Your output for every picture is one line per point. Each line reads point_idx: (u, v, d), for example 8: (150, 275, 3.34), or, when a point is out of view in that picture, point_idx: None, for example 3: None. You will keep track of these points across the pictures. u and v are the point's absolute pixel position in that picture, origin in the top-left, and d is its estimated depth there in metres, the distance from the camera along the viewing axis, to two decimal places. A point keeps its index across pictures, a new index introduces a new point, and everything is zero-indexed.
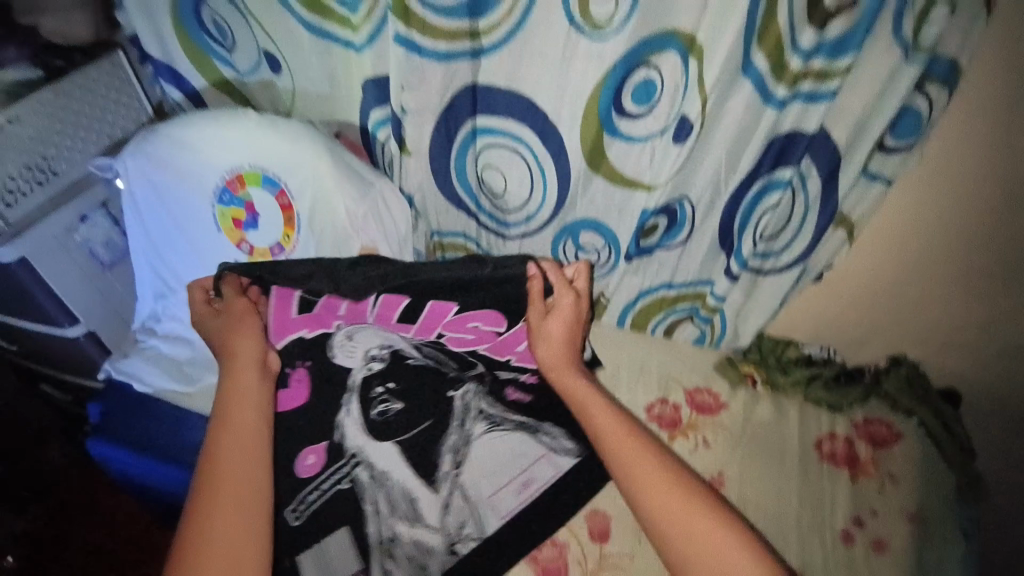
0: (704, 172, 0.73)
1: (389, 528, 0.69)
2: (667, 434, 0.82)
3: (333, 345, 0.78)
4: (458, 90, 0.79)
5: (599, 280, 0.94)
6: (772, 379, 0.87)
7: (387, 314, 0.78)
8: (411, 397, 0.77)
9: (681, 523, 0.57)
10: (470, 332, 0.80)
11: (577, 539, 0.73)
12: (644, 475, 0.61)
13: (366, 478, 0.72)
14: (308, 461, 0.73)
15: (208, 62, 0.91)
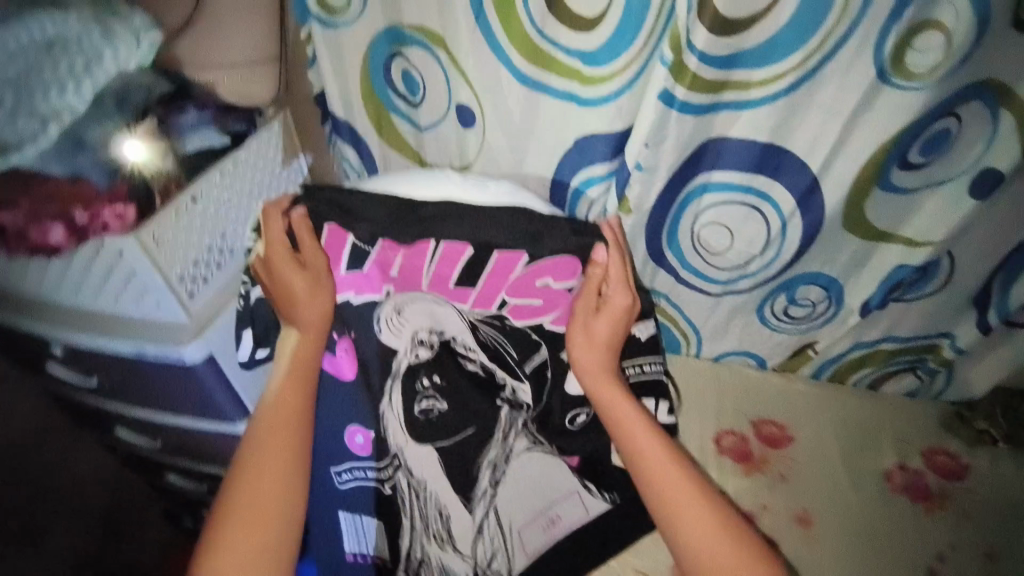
0: (988, 225, 0.68)
1: (420, 548, 0.73)
2: (922, 506, 0.78)
3: (378, 318, 0.75)
4: (702, 143, 0.67)
5: (811, 333, 0.86)
6: (1009, 434, 0.82)
7: (444, 274, 0.74)
8: (462, 393, 0.75)
9: (703, 540, 0.60)
10: (536, 297, 0.75)
11: None
12: (661, 489, 0.64)
13: (404, 485, 0.74)
14: (358, 440, 0.77)
15: (388, 117, 0.81)
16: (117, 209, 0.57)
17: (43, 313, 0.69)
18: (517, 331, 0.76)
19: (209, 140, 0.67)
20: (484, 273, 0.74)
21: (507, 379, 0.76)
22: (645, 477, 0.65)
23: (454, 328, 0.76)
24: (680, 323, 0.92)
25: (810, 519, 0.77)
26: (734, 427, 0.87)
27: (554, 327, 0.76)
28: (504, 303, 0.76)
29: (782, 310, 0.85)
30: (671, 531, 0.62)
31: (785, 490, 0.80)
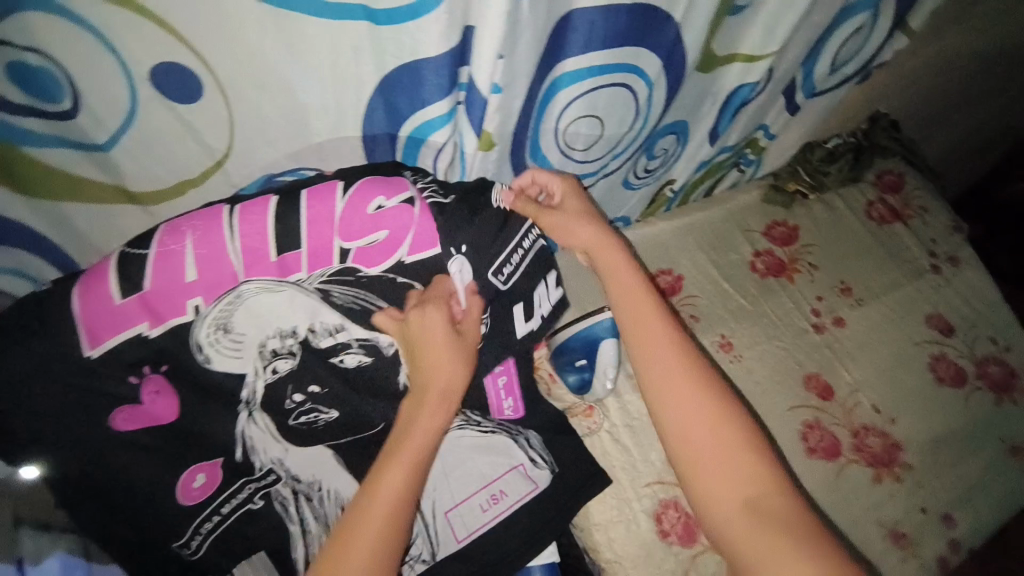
0: (808, 18, 0.66)
1: (321, 549, 0.58)
2: (786, 278, 0.92)
3: (199, 342, 0.49)
4: (554, 27, 0.48)
5: (668, 174, 0.84)
6: (817, 184, 0.97)
7: (257, 249, 0.48)
8: (353, 390, 0.58)
9: (724, 458, 0.50)
10: (378, 229, 0.52)
11: (822, 409, 0.81)
12: (678, 406, 0.52)
13: (289, 493, 0.57)
14: (197, 483, 0.52)
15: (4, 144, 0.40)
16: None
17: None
18: (380, 280, 0.55)
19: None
20: (301, 224, 0.49)
21: (397, 342, 0.58)
22: (661, 399, 0.52)
23: (305, 314, 0.53)
24: None
25: (730, 342, 0.84)
26: None
27: (415, 257, 0.55)
28: (347, 252, 0.52)
29: (642, 170, 0.79)
30: (686, 457, 0.51)
31: (704, 329, 0.85)
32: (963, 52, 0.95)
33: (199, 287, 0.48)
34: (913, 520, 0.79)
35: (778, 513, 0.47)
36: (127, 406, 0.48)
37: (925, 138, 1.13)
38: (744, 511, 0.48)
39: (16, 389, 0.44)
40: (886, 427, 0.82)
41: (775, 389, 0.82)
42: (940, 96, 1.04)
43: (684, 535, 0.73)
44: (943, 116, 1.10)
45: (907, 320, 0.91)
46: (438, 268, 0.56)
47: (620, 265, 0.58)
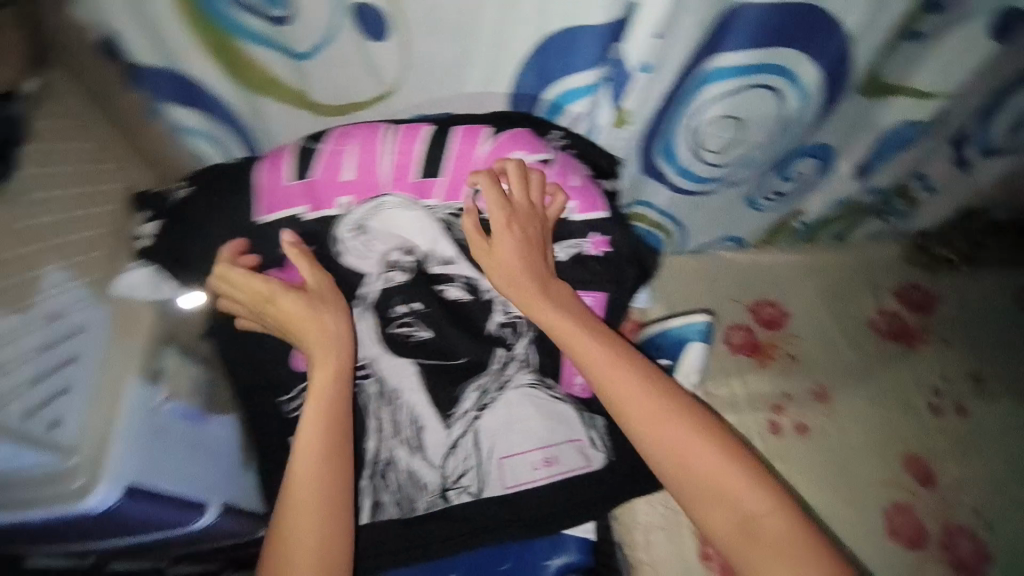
0: (995, 62, 0.63)
1: (388, 450, 0.64)
2: (907, 344, 0.84)
3: (339, 236, 0.58)
4: (718, 20, 0.50)
5: (800, 203, 0.81)
6: (969, 255, 0.88)
7: (405, 168, 0.56)
8: (451, 317, 0.63)
9: (729, 478, 0.48)
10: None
11: (915, 493, 0.74)
12: (671, 439, 0.49)
13: (374, 392, 0.64)
14: (306, 354, 0.59)
15: (235, 40, 0.49)
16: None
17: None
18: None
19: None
20: (447, 155, 0.55)
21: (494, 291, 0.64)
22: (646, 434, 0.49)
23: (428, 238, 0.59)
24: (667, 226, 0.81)
25: (826, 391, 0.79)
26: (737, 320, 0.84)
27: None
28: (479, 191, 0.57)
29: (773, 192, 0.77)
30: (684, 488, 0.48)
31: (800, 370, 0.80)
32: None
33: (351, 188, 0.56)
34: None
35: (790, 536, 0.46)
36: (275, 268, 0.56)
37: None
38: (739, 532, 0.47)
39: (194, 234, 0.54)
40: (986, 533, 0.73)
41: (864, 452, 0.76)
42: None
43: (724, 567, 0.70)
44: None
45: None
46: (560, 233, 0.58)
47: (584, 335, 0.53)
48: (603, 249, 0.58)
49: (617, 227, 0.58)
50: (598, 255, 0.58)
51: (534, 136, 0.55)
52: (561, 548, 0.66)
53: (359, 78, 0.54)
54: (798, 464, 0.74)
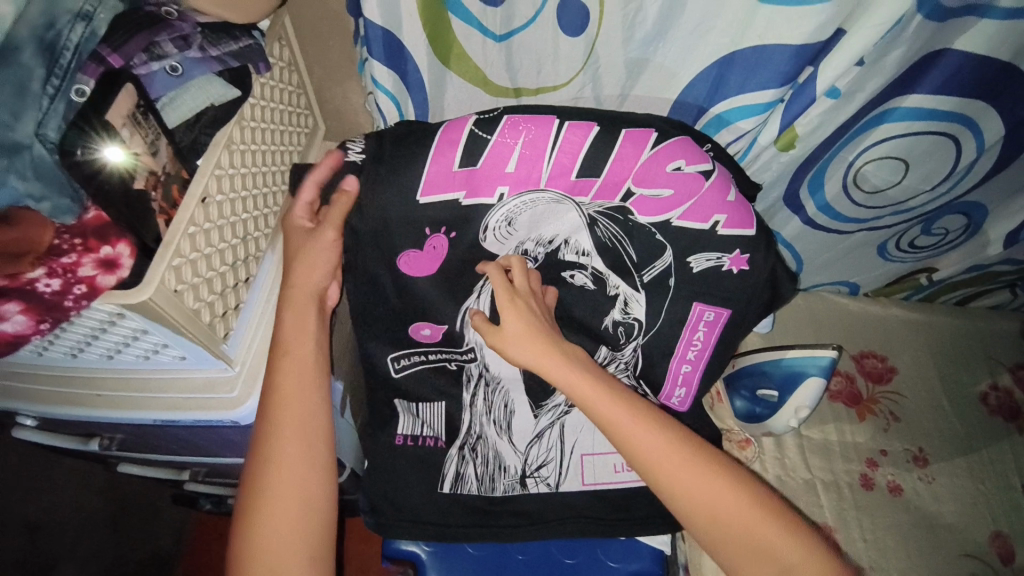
0: None
1: (479, 426, 0.65)
2: (1016, 426, 0.79)
3: (487, 225, 0.57)
4: (921, 57, 0.50)
5: (930, 259, 0.79)
6: None
7: (565, 165, 0.54)
8: (564, 307, 0.64)
9: (752, 533, 0.50)
10: (667, 186, 0.54)
11: (994, 568, 0.70)
12: (697, 497, 0.51)
13: (478, 373, 0.65)
14: (424, 332, 0.64)
15: (443, 10, 0.52)
16: (98, 255, 0.38)
17: (12, 376, 0.50)
18: (641, 230, 0.58)
19: (214, 93, 0.43)
20: (609, 157, 0.53)
21: (621, 288, 0.62)
22: (679, 496, 0.51)
23: (566, 228, 0.59)
24: (787, 257, 0.79)
25: (926, 457, 0.75)
26: (841, 367, 0.81)
27: (682, 223, 0.56)
28: (631, 195, 0.55)
29: (907, 242, 0.75)
30: (710, 539, 0.51)
31: (899, 430, 0.77)
32: None
33: (510, 180, 0.55)
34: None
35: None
36: (415, 249, 0.58)
37: None
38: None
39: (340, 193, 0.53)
40: None
41: (956, 526, 0.71)
42: None
43: None
44: None
45: None
46: (700, 246, 0.57)
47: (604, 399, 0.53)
48: (741, 268, 0.57)
49: (761, 248, 0.57)
50: (736, 273, 0.58)
51: (700, 150, 0.53)
52: (633, 549, 0.66)
53: (546, 66, 0.55)
54: (883, 522, 0.71)
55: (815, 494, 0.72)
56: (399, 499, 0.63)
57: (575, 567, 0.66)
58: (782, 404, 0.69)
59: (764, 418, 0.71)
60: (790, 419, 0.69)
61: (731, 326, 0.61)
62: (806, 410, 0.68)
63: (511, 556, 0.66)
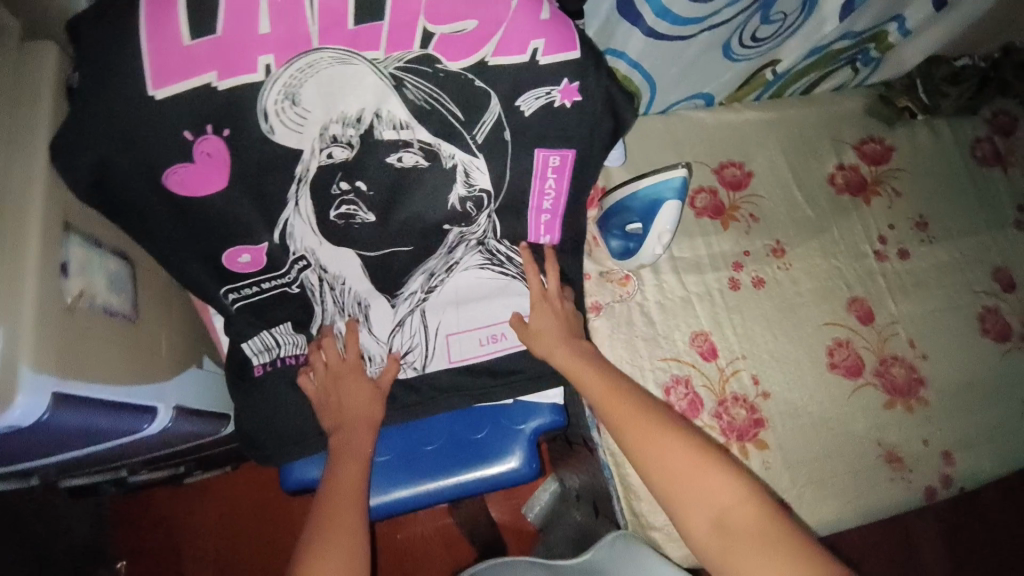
0: None
1: (332, 323, 0.62)
2: (862, 198, 0.84)
3: (265, 109, 0.45)
4: None
5: (775, 51, 0.77)
6: (931, 106, 0.86)
7: (334, 10, 0.42)
8: (400, 193, 0.55)
9: (709, 489, 0.51)
10: (469, 15, 0.44)
11: (854, 330, 0.76)
12: (663, 463, 0.53)
13: (316, 281, 0.59)
14: (242, 259, 0.55)
15: None
16: None
17: None
18: (456, 79, 0.48)
19: None
20: None
21: (456, 155, 0.53)
22: (643, 457, 0.54)
23: (371, 99, 0.48)
24: (636, 82, 0.74)
25: (783, 247, 0.80)
26: (704, 182, 0.82)
27: (501, 61, 0.47)
28: (431, 36, 0.45)
29: (750, 36, 0.72)
30: (669, 498, 0.53)
31: (758, 230, 0.80)
32: None
33: (271, 46, 0.43)
34: (912, 449, 0.73)
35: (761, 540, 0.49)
36: (184, 163, 0.46)
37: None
38: (714, 530, 0.50)
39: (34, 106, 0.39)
40: (916, 361, 0.76)
41: (813, 301, 0.78)
42: None
43: (687, 410, 0.71)
44: None
45: (982, 261, 0.82)
46: (522, 85, 0.49)
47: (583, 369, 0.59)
48: (572, 99, 0.50)
49: (590, 73, 0.49)
50: (569, 106, 0.51)
51: None
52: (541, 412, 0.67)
53: None
54: (751, 316, 0.76)
55: (692, 307, 0.75)
56: (279, 425, 0.61)
57: (485, 441, 0.67)
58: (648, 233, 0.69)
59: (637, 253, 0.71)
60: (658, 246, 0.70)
61: (577, 168, 0.56)
62: (668, 231, 0.69)
63: (420, 449, 0.66)
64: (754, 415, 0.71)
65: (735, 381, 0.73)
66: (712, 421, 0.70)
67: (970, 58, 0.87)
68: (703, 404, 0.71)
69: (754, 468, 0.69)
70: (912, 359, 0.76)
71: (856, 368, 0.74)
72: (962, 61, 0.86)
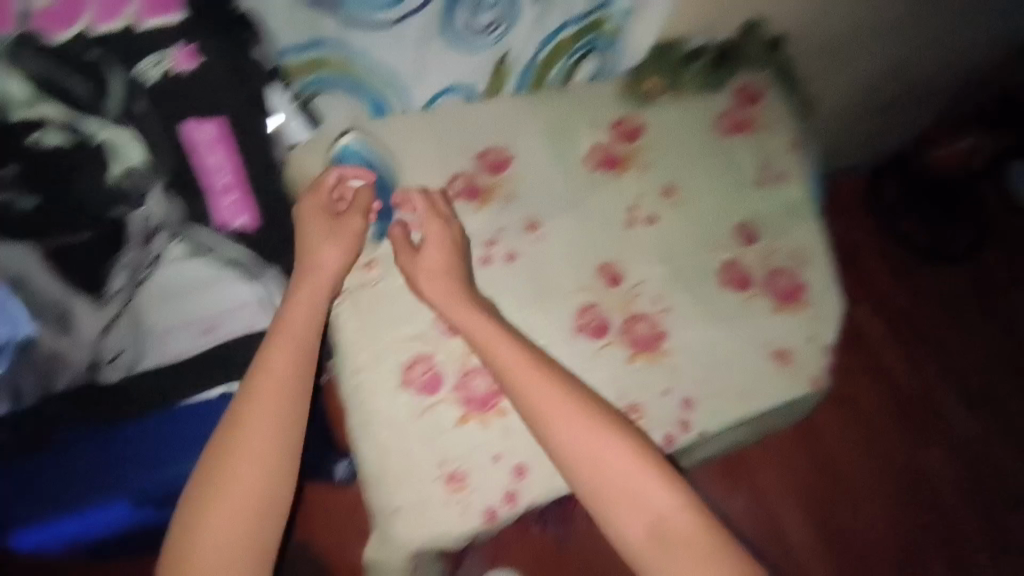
0: None
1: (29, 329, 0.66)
2: (616, 173, 0.89)
3: None
4: None
5: (502, 43, 0.78)
6: (674, 84, 0.94)
7: None
8: (61, 189, 0.65)
9: (610, 458, 0.69)
10: None
11: (599, 292, 0.82)
12: (584, 448, 0.69)
13: (13, 279, 0.65)
14: None
15: None
16: None
17: None
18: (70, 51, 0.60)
19: None
20: None
21: (105, 135, 0.65)
22: (560, 436, 0.70)
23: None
24: (381, 79, 0.77)
25: (538, 224, 0.85)
26: (464, 170, 0.86)
27: (101, 29, 0.60)
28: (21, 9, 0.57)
29: (460, 24, 0.73)
30: (609, 509, 0.68)
31: (513, 208, 0.86)
32: None
33: None
34: (649, 398, 0.79)
35: (664, 516, 0.67)
36: None
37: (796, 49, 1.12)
38: (652, 532, 0.66)
39: None
40: (658, 317, 0.82)
41: (562, 271, 0.83)
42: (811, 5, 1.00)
43: (426, 386, 0.81)
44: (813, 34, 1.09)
45: (724, 220, 0.88)
46: None
47: (501, 344, 0.74)
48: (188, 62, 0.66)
49: None
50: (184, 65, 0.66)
51: None
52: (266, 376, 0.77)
53: None
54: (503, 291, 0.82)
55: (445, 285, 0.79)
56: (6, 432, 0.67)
57: (199, 428, 0.73)
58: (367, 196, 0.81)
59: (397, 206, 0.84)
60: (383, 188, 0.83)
61: None
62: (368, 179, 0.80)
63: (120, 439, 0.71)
64: (495, 380, 0.77)
65: (483, 352, 0.75)
66: (450, 394, 0.81)
67: (706, 41, 0.94)
68: (443, 378, 0.82)
69: (493, 434, 0.81)
70: (653, 316, 0.81)
71: (598, 326, 0.81)
72: (698, 45, 0.94)
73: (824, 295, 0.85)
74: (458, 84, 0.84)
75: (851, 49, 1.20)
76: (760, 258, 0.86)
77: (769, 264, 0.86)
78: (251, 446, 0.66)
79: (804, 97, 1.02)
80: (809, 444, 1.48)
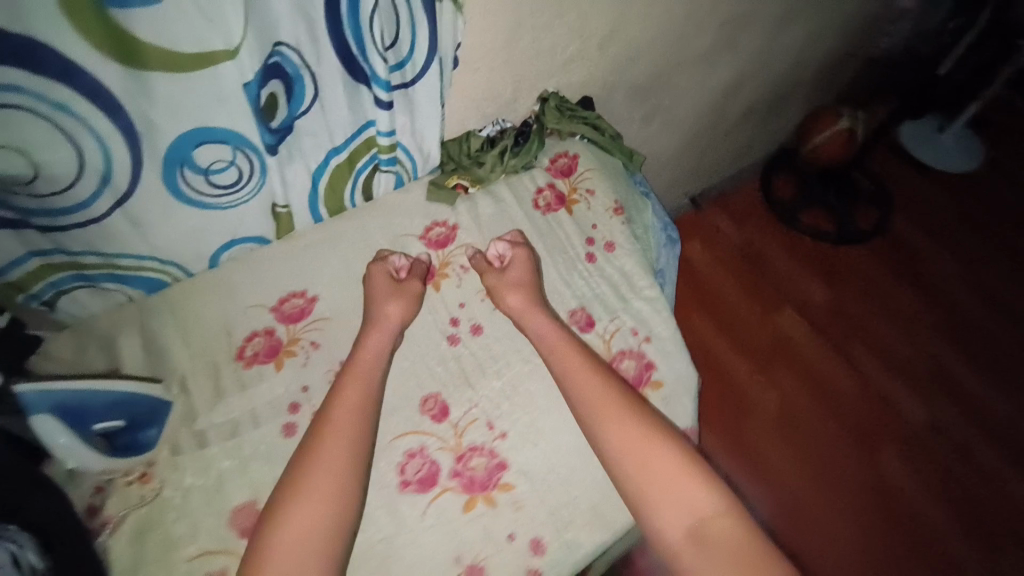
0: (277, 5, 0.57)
1: None
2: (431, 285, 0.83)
3: None
4: None
5: (264, 191, 0.75)
6: (478, 177, 0.91)
7: None
8: None
9: (652, 461, 0.64)
10: None
11: (426, 431, 0.71)
12: (624, 446, 0.66)
13: None
14: None
15: None
16: None
17: None
18: None
19: None
20: None
21: None
22: (621, 452, 0.66)
23: None
24: (151, 267, 0.75)
25: (347, 367, 0.76)
26: (256, 326, 0.78)
27: None
28: None
29: (204, 190, 0.69)
30: (650, 505, 0.63)
31: (318, 359, 0.76)
32: (597, 27, 0.90)
33: None
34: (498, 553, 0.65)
35: (704, 518, 0.61)
36: None
37: (609, 110, 1.12)
38: (688, 538, 0.61)
39: None
40: (497, 445, 0.71)
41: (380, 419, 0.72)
42: (601, 70, 1.00)
43: None
44: (620, 93, 1.10)
45: (556, 307, 0.81)
46: None
47: (569, 352, 0.72)
48: None
49: None
50: None
51: None
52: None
53: None
54: None
55: (237, 475, 0.67)
56: None
57: None
58: (80, 441, 0.62)
59: (145, 406, 0.66)
60: (104, 411, 0.64)
61: None
62: (63, 428, 0.61)
63: None
64: None
65: None
66: None
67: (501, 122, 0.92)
68: None
69: None
70: (491, 445, 0.71)
71: (430, 476, 0.68)
72: (494, 128, 0.92)
73: (674, 367, 0.78)
74: (247, 237, 0.81)
75: (670, 94, 1.23)
76: (601, 342, 0.79)
77: (613, 346, 0.78)
78: (321, 428, 0.64)
79: (627, 151, 1.00)
80: (786, 429, 1.46)
